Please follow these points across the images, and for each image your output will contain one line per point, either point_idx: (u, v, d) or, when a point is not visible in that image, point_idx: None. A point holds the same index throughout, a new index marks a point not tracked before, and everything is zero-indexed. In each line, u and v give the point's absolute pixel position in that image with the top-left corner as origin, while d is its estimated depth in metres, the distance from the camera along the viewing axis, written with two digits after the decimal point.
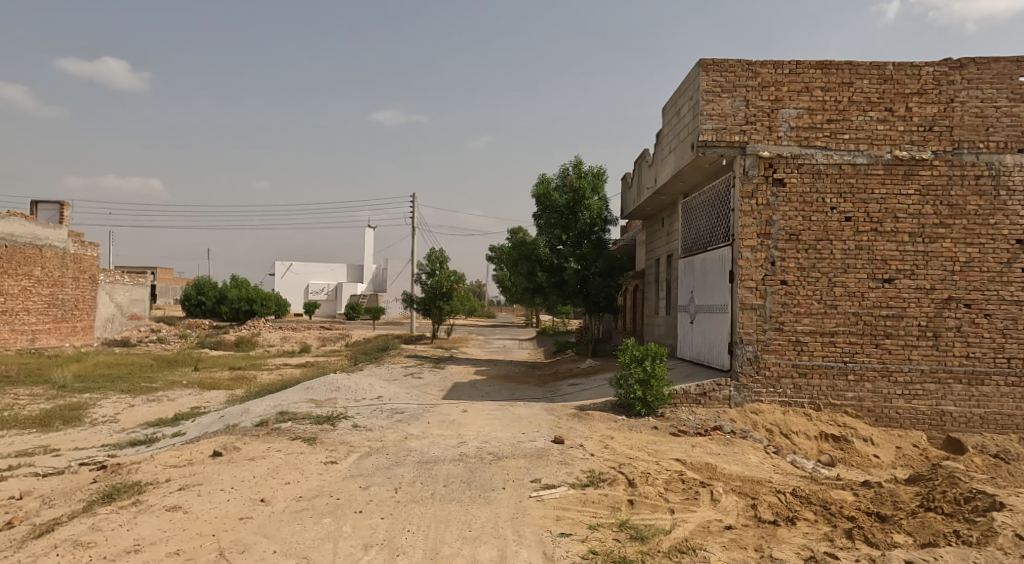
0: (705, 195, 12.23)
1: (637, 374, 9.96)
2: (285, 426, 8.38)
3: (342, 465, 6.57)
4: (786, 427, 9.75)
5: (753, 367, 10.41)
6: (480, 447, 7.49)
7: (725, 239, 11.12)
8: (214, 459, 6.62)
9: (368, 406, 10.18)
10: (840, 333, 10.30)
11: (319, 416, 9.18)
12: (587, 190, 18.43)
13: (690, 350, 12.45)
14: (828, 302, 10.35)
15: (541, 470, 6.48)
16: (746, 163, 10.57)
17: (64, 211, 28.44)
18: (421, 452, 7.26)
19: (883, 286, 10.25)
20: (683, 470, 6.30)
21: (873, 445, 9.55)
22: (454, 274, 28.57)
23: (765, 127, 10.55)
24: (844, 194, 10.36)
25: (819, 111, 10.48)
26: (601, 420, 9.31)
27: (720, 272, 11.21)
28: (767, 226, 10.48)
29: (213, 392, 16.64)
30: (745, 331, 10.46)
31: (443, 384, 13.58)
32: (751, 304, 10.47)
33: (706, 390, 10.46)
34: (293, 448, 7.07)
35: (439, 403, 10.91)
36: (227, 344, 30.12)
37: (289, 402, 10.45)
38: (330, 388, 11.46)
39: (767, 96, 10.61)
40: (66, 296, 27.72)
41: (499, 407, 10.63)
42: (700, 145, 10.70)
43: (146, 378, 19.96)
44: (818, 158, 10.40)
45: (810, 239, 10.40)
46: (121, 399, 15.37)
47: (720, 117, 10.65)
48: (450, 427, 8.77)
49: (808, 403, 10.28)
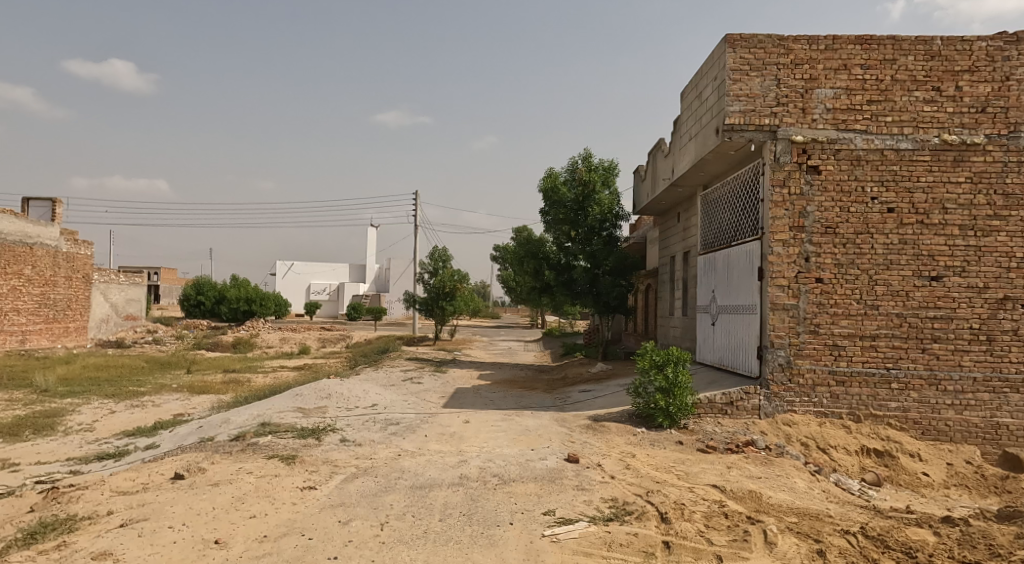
0: (729, 185, 11.22)
1: (657, 382, 9.01)
2: (265, 440, 7.44)
3: (322, 492, 5.63)
4: (823, 441, 8.81)
5: (785, 374, 9.43)
6: (483, 468, 6.53)
7: (754, 232, 10.13)
8: (174, 484, 5.68)
9: (361, 417, 9.23)
10: (883, 337, 9.31)
11: (304, 428, 8.21)
12: (597, 184, 17.31)
13: (712, 354, 11.46)
14: (869, 302, 9.36)
15: (554, 498, 5.51)
16: (778, 148, 9.57)
17: (57, 208, 27.64)
18: (415, 474, 6.29)
19: (931, 284, 9.25)
20: (724, 500, 5.35)
21: (921, 462, 8.62)
22: (457, 274, 27.66)
23: (799, 109, 9.57)
24: (886, 182, 9.38)
25: (858, 91, 9.48)
26: (619, 434, 8.33)
27: (747, 268, 10.21)
28: (800, 219, 9.51)
29: (202, 397, 15.72)
30: (777, 333, 9.48)
31: (444, 391, 12.62)
32: (783, 305, 9.48)
33: (733, 399, 9.49)
34: (266, 470, 6.13)
35: (440, 412, 9.95)
36: (224, 345, 29.26)
37: (274, 411, 9.48)
38: (321, 395, 10.52)
39: (800, 74, 9.60)
40: (58, 296, 26.90)
41: (504, 417, 9.66)
42: (726, 128, 9.72)
43: (135, 381, 19.06)
44: (857, 142, 9.42)
45: (849, 232, 9.43)
46: (103, 405, 14.46)
47: (748, 98, 9.68)
48: (450, 442, 7.82)
49: (847, 413, 9.28)
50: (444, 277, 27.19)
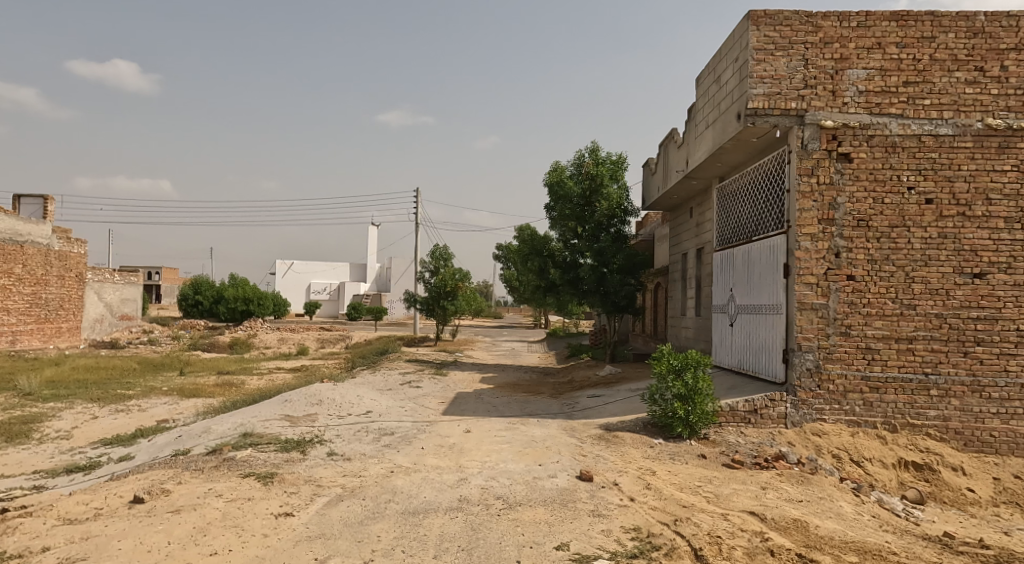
0: (750, 175, 10.46)
1: (675, 389, 8.28)
2: (243, 454, 6.70)
3: (299, 519, 4.89)
4: (856, 452, 8.08)
5: (814, 380, 8.68)
6: (485, 488, 5.81)
7: (778, 226, 9.37)
8: (129, 511, 4.94)
9: (353, 426, 8.48)
10: (921, 339, 8.54)
11: (288, 440, 7.46)
12: (605, 177, 16.52)
13: (730, 357, 10.70)
14: (905, 301, 8.60)
15: (567, 528, 4.78)
16: (805, 134, 8.82)
17: (49, 205, 27.04)
18: (408, 496, 5.54)
19: (973, 282, 8.48)
20: (766, 531, 4.61)
21: (965, 476, 7.88)
22: (459, 273, 26.94)
23: (828, 91, 8.81)
24: (924, 170, 8.62)
25: (894, 72, 8.70)
26: (634, 447, 7.58)
27: (771, 265, 9.46)
28: (830, 211, 8.75)
29: (190, 401, 14.98)
30: (804, 335, 8.72)
31: (444, 395, 11.87)
32: (811, 304, 8.73)
33: (757, 407, 8.73)
34: (238, 492, 5.39)
35: (438, 421, 9.20)
36: (221, 345, 28.59)
37: (258, 420, 8.73)
38: (311, 402, 9.76)
39: (830, 54, 8.83)
40: (50, 296, 26.22)
41: (508, 425, 8.91)
42: (749, 113, 8.97)
43: (124, 383, 18.34)
44: (892, 127, 8.66)
45: (883, 226, 8.67)
46: (86, 410, 13.73)
47: (773, 80, 8.92)
48: (448, 456, 7.08)
49: (881, 422, 8.53)
50: (445, 275, 26.50)
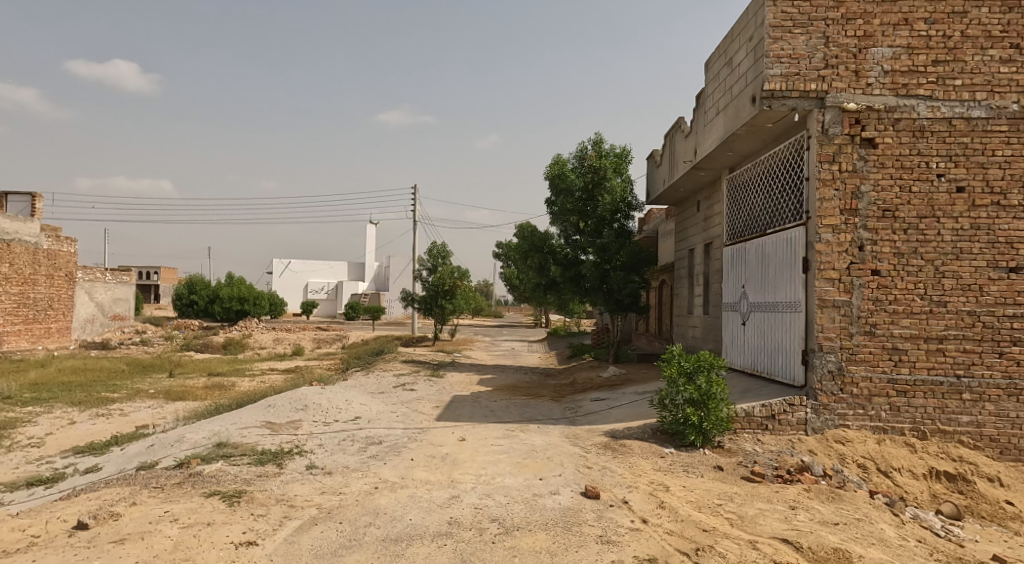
0: (764, 164, 9.82)
1: (688, 392, 7.63)
2: (211, 468, 6.05)
3: (263, 550, 4.26)
4: (883, 462, 7.46)
5: (836, 383, 8.04)
6: (480, 509, 5.17)
7: (796, 218, 8.75)
8: (68, 541, 4.30)
9: (338, 435, 7.83)
10: (952, 339, 7.89)
11: (264, 451, 6.80)
12: (609, 170, 15.88)
13: (743, 358, 10.06)
14: (934, 298, 7.96)
15: (573, 560, 4.14)
16: (826, 118, 8.17)
17: (37, 203, 26.42)
18: (391, 519, 4.90)
19: (1009, 277, 7.84)
20: None
21: (1003, 488, 7.23)
22: (457, 271, 26.28)
23: (851, 71, 8.16)
24: (955, 156, 7.97)
25: (922, 50, 8.05)
26: (644, 457, 6.93)
27: (788, 259, 8.83)
28: (853, 201, 8.12)
29: (175, 405, 14.32)
30: (826, 335, 8.08)
31: (439, 399, 11.22)
32: (833, 301, 8.09)
33: (775, 412, 8.10)
34: (198, 515, 4.74)
35: (431, 428, 8.55)
36: (214, 346, 27.96)
37: (236, 428, 8.09)
38: (295, 408, 9.11)
39: (853, 31, 8.18)
40: (38, 295, 25.56)
41: (506, 432, 8.27)
42: (766, 95, 8.31)
43: (109, 386, 17.70)
44: (921, 110, 8.02)
45: (911, 216, 8.02)
46: (64, 415, 13.07)
47: (791, 60, 8.27)
48: (440, 469, 6.43)
49: (910, 429, 7.90)
50: (443, 273, 25.86)
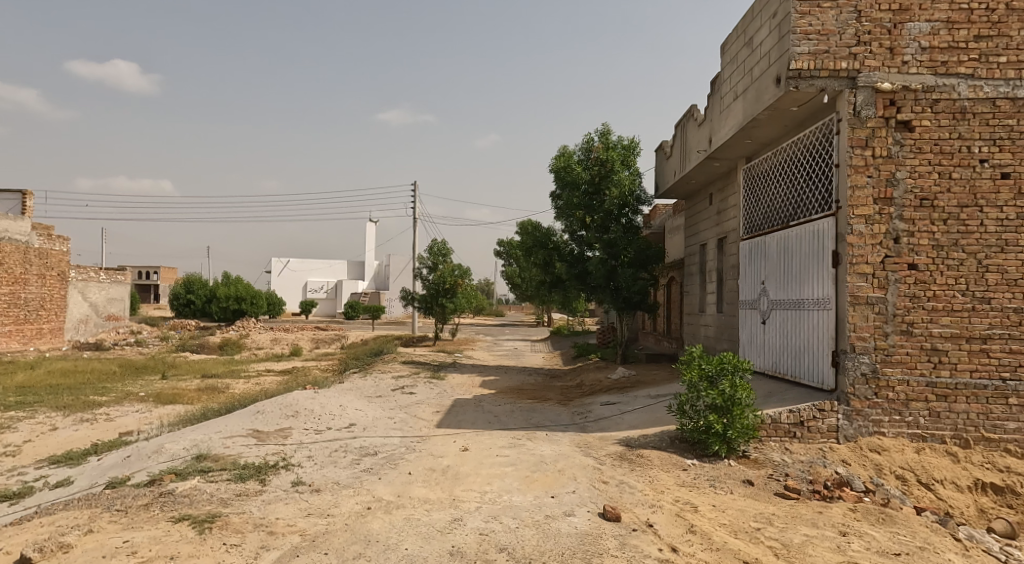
0: (787, 152, 9.18)
1: (710, 399, 7.00)
2: (185, 486, 5.43)
3: None
4: (924, 473, 6.82)
5: (870, 387, 7.40)
6: (487, 536, 4.53)
7: (824, 208, 8.11)
8: None
9: (329, 445, 7.20)
10: (997, 339, 7.25)
11: (247, 465, 6.18)
12: (616, 163, 15.25)
13: (764, 359, 9.42)
14: (977, 295, 7.32)
15: None
16: (858, 99, 7.53)
17: (27, 201, 25.82)
18: (384, 548, 4.27)
19: None
20: None
21: None
22: (458, 269, 25.62)
23: (885, 48, 7.52)
24: (999, 140, 7.34)
25: (963, 24, 7.41)
26: (664, 470, 6.31)
27: (814, 252, 8.19)
28: (887, 189, 7.48)
29: (163, 409, 13.69)
30: (859, 334, 7.45)
31: (439, 403, 10.60)
32: (866, 298, 7.46)
33: (803, 419, 7.47)
34: (160, 547, 4.12)
35: (431, 436, 7.94)
36: (211, 347, 27.35)
37: (219, 438, 7.46)
38: (284, 415, 8.48)
39: (887, 4, 7.55)
40: (29, 295, 24.94)
41: (512, 441, 7.64)
42: (793, 75, 7.68)
43: (98, 389, 17.07)
44: (962, 90, 7.37)
45: (951, 206, 7.38)
46: (47, 420, 12.45)
47: (820, 36, 7.64)
48: (441, 485, 5.81)
49: (951, 437, 7.25)
50: (443, 271, 25.21)
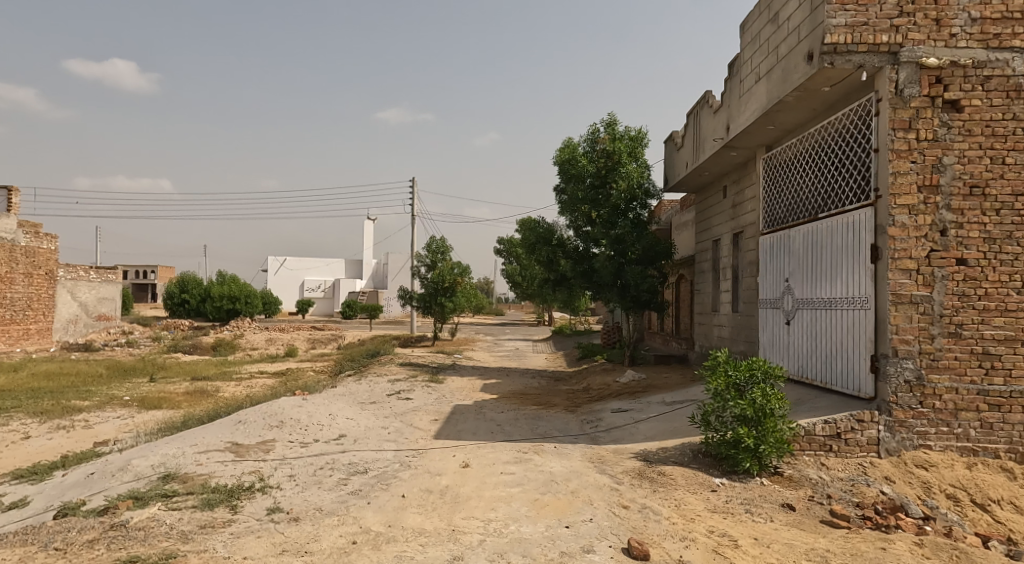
0: (815, 137, 8.43)
1: (739, 409, 6.26)
2: (141, 515, 4.70)
3: None
4: (978, 492, 6.10)
5: (915, 395, 6.67)
6: None
7: (860, 197, 7.36)
8: None
9: (314, 462, 6.46)
10: None
11: (217, 487, 5.44)
12: (623, 154, 14.51)
13: (790, 362, 8.68)
14: None
15: None
16: (901, 76, 6.79)
17: (13, 198, 25.03)
18: None
19: None
20: None
21: None
22: (457, 267, 24.86)
23: (931, 20, 6.80)
24: None
25: None
26: (691, 492, 5.58)
27: (849, 247, 7.44)
28: (934, 175, 6.74)
29: (145, 415, 12.93)
30: (902, 337, 6.70)
31: (438, 410, 9.86)
32: (910, 297, 6.72)
33: (840, 431, 6.74)
34: None
35: (427, 449, 7.19)
36: (203, 347, 26.62)
37: (191, 453, 6.71)
38: (267, 425, 7.74)
39: None
40: (15, 295, 24.17)
41: (517, 455, 6.90)
42: (828, 50, 6.92)
43: (81, 392, 16.30)
44: (1016, 65, 6.66)
45: (1004, 194, 6.66)
46: (20, 427, 11.70)
47: (858, 7, 6.91)
48: (439, 511, 5.08)
49: (1006, 451, 6.54)
50: (443, 270, 24.44)
